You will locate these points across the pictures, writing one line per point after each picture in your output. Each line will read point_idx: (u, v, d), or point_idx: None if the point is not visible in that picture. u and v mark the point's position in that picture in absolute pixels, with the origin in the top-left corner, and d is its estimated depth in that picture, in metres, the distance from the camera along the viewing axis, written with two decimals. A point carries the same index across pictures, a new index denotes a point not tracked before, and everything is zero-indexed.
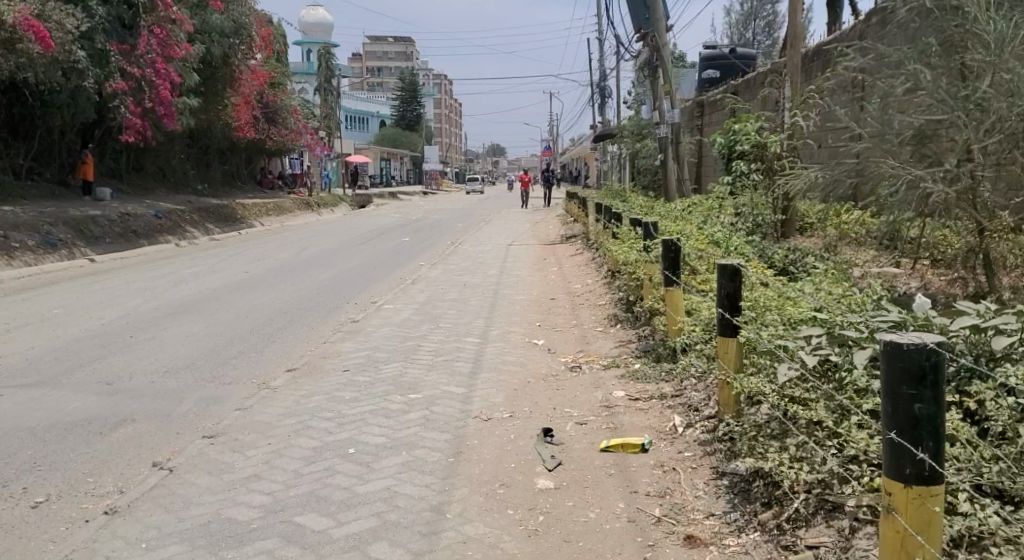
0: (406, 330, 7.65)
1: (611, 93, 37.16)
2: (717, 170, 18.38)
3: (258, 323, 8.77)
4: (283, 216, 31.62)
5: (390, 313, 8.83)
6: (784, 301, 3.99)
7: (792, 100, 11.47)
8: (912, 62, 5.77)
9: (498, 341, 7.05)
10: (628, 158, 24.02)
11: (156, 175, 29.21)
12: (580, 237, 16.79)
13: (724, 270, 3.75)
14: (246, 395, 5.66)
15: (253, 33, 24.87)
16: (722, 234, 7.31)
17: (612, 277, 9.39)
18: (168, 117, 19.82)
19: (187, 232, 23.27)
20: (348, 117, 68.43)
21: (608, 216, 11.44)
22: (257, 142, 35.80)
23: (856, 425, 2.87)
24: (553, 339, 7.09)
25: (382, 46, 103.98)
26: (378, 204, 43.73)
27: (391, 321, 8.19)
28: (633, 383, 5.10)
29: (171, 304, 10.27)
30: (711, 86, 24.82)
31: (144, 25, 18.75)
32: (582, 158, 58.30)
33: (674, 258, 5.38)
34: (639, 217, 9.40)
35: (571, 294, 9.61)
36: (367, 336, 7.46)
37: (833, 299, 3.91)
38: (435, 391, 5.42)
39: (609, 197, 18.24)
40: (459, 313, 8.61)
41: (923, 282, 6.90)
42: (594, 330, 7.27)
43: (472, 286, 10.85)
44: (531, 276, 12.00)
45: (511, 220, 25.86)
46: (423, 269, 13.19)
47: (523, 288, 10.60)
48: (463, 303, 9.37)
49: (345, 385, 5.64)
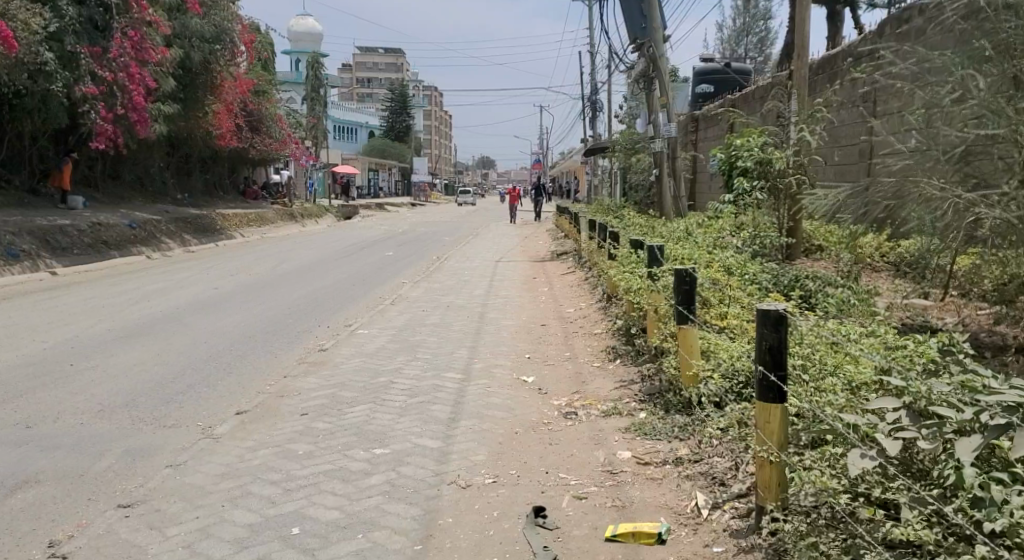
0: (379, 362, 6.84)
1: (602, 107, 36.61)
2: (715, 187, 17.72)
3: (217, 350, 7.93)
4: (265, 227, 30.76)
5: (363, 339, 8.02)
6: (841, 360, 3.26)
7: (799, 114, 10.81)
8: (960, 69, 5.09)
9: (482, 378, 6.25)
10: (620, 173, 23.38)
11: (134, 184, 28.32)
12: (572, 254, 16.03)
13: (766, 317, 2.97)
14: (184, 446, 4.83)
15: (234, 39, 24.13)
16: (734, 260, 6.57)
17: (609, 302, 8.61)
18: (142, 123, 18.82)
19: (162, 244, 22.39)
20: (334, 127, 67.71)
21: (603, 235, 10.69)
22: (240, 151, 34.99)
23: (972, 547, 2.10)
24: (544, 376, 6.29)
25: (371, 57, 103.55)
26: (364, 216, 42.88)
27: (363, 350, 7.37)
28: (640, 441, 4.33)
29: (127, 324, 9.42)
30: (706, 102, 24.30)
31: (117, 27, 17.76)
32: (572, 172, 57.86)
33: (688, 291, 4.59)
34: (638, 237, 8.66)
35: (563, 320, 8.83)
36: (334, 369, 6.64)
37: (903, 357, 3.17)
38: (405, 444, 4.60)
39: (601, 213, 17.55)
40: (440, 341, 7.81)
41: (962, 317, 6.18)
42: (590, 366, 6.49)
43: (455, 308, 10.05)
44: (520, 296, 11.22)
45: (500, 235, 25.08)
46: (404, 288, 12.40)
47: (511, 311, 9.82)
48: (445, 328, 8.57)
49: (300, 436, 4.82)
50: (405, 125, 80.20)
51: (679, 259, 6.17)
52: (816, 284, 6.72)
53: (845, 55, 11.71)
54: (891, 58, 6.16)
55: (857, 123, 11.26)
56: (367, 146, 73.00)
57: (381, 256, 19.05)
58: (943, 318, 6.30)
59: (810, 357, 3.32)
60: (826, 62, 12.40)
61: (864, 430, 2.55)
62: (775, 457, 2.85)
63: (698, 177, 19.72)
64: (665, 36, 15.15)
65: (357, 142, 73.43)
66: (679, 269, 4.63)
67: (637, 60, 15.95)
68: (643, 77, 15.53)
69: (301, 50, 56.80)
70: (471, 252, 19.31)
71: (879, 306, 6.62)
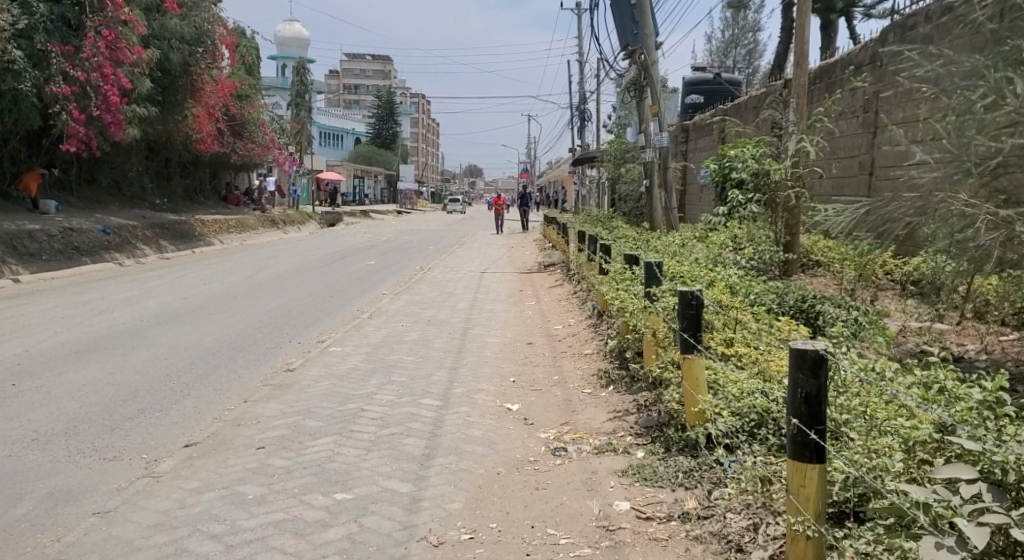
0: (350, 386, 6.27)
1: (590, 116, 36.25)
2: (707, 199, 17.28)
3: (178, 368, 7.35)
4: (246, 234, 30.08)
5: (335, 358, 7.44)
6: (892, 412, 2.81)
7: (797, 123, 10.37)
8: (997, 73, 4.62)
9: (462, 405, 5.69)
10: (608, 184, 22.94)
11: (111, 188, 27.60)
12: (559, 266, 15.53)
13: (800, 358, 2.46)
14: (120, 486, 4.24)
15: (215, 41, 23.55)
16: (737, 279, 6.09)
17: (601, 319, 8.08)
18: (116, 125, 18.05)
19: (138, 250, 21.69)
20: (320, 134, 67.08)
21: (593, 248, 10.18)
22: (222, 156, 34.29)
23: None
24: (530, 403, 5.74)
25: (359, 64, 103.04)
26: (349, 223, 42.23)
27: (334, 372, 6.80)
28: (640, 487, 3.79)
29: (83, 338, 8.80)
30: (695, 112, 23.97)
31: (90, 26, 17.02)
32: (559, 181, 57.49)
33: (694, 316, 4.11)
34: (632, 250, 8.14)
35: (550, 339, 8.28)
36: (300, 394, 6.06)
37: (970, 412, 2.69)
38: (371, 488, 4.04)
39: (590, 224, 17.06)
40: (418, 362, 7.25)
41: (986, 346, 5.71)
42: (579, 392, 5.94)
43: (437, 324, 9.49)
44: (505, 310, 10.68)
45: (486, 245, 24.53)
46: (384, 300, 11.83)
47: (496, 327, 9.27)
48: (424, 347, 8.00)
49: (252, 476, 4.26)
50: (392, 132, 79.59)
51: (679, 278, 5.64)
52: (826, 304, 6.28)
53: (845, 64, 11.30)
54: (917, 62, 5.68)
55: (858, 134, 10.84)
56: (353, 153, 72.36)
57: (362, 266, 18.46)
58: (964, 346, 5.83)
59: (857, 411, 2.85)
60: (824, 71, 12.01)
61: (941, 513, 2.11)
62: (815, 532, 2.40)
63: (688, 189, 19.30)
64: (657, 43, 14.71)
65: (342, 148, 72.76)
66: (690, 288, 4.10)
67: (628, 68, 15.52)
68: (635, 86, 15.06)
69: (287, 55, 56.10)
70: (455, 262, 18.79)
71: (891, 329, 6.18)
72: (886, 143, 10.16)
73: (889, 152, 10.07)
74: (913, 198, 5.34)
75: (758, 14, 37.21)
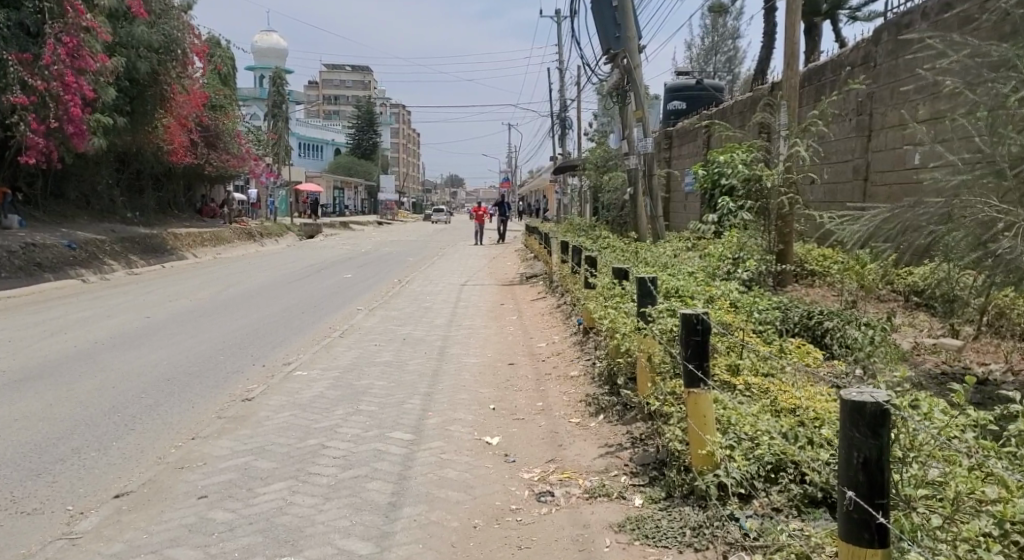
0: (312, 417, 5.64)
1: (571, 124, 35.83)
2: (693, 208, 16.82)
3: (127, 397, 6.68)
4: (221, 247, 29.29)
5: (300, 384, 6.81)
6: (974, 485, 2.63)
7: (789, 127, 9.92)
8: None
9: (436, 439, 5.10)
10: (591, 192, 22.45)
11: (80, 202, 26.74)
12: (541, 277, 14.97)
13: (864, 417, 2.26)
14: (31, 551, 3.63)
15: (185, 49, 22.88)
16: (737, 295, 5.57)
17: (587, 337, 7.52)
18: (79, 136, 17.16)
19: (105, 266, 20.88)
20: (298, 144, 66.26)
21: (577, 259, 9.63)
22: (196, 168, 33.47)
23: None
24: (512, 435, 5.16)
25: (338, 75, 102.27)
26: (328, 235, 41.44)
27: (296, 401, 6.17)
28: (641, 548, 3.26)
29: (29, 363, 8.13)
30: (677, 119, 23.60)
31: (50, 33, 16.20)
32: (541, 191, 57.06)
33: (699, 343, 3.54)
34: (619, 263, 7.59)
35: (533, 359, 7.71)
36: (256, 428, 5.43)
37: None
38: (324, 551, 3.47)
39: (572, 234, 16.48)
40: (390, 387, 6.63)
41: (1011, 365, 5.22)
42: (566, 422, 5.35)
43: (412, 343, 8.87)
44: (485, 327, 10.10)
45: (467, 256, 23.93)
46: (358, 317, 11.22)
47: (474, 345, 8.67)
48: (397, 369, 7.38)
49: (187, 536, 3.66)
50: (372, 142, 78.83)
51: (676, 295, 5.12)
52: (832, 318, 5.81)
53: (837, 65, 10.89)
54: (938, 53, 5.21)
55: (851, 137, 10.42)
56: (332, 163, 71.57)
57: (337, 279, 17.82)
58: (986, 366, 5.32)
59: (939, 487, 2.64)
60: (813, 73, 11.61)
61: None
62: None
63: (673, 196, 18.86)
64: (640, 46, 14.24)
65: (321, 159, 71.93)
66: (698, 311, 3.56)
67: (609, 73, 15.05)
68: (617, 90, 14.53)
69: (264, 65, 55.24)
70: (434, 274, 18.19)
71: (904, 346, 5.68)
72: (880, 147, 9.75)
73: (885, 156, 9.65)
74: (938, 205, 4.95)
75: (737, 21, 37.26)
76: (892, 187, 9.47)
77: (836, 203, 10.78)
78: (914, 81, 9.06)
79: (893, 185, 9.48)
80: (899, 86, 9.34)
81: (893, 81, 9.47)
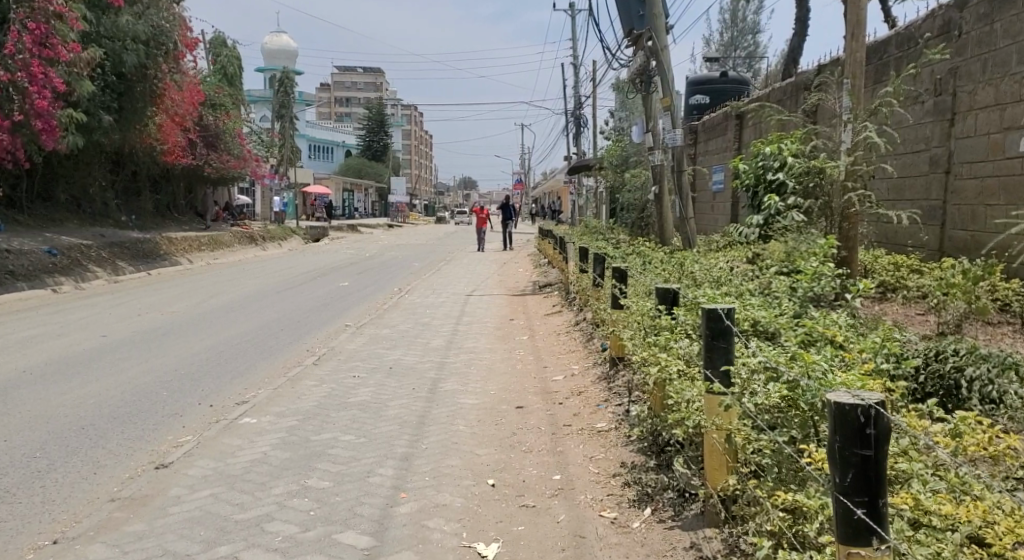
0: (236, 503, 4.03)
1: (585, 122, 34.20)
2: (727, 208, 15.15)
3: (11, 459, 5.05)
4: (219, 251, 27.78)
5: (241, 440, 5.19)
6: None
7: (854, 110, 8.21)
8: None
9: (406, 547, 3.46)
10: (608, 194, 20.76)
11: (70, 205, 25.32)
12: (557, 287, 13.35)
13: None
14: None
15: (175, 42, 21.41)
16: (840, 328, 3.94)
17: (620, 372, 5.84)
18: (48, 132, 15.48)
19: (88, 273, 19.40)
20: (307, 147, 65.13)
21: (599, 271, 7.99)
22: (195, 170, 31.96)
23: None
24: (520, 541, 3.52)
25: (350, 77, 101.29)
26: (335, 238, 39.97)
27: (225, 471, 4.54)
28: None
29: None
30: (700, 114, 21.86)
31: (15, 18, 14.82)
32: (556, 192, 55.54)
33: (874, 473, 2.01)
34: (658, 279, 5.93)
35: (547, 399, 6.07)
36: (152, 523, 3.81)
37: None
38: None
39: (588, 237, 14.82)
40: (356, 447, 4.98)
41: None
42: (597, 517, 3.69)
43: (399, 375, 7.24)
44: (491, 350, 8.48)
45: (477, 261, 22.36)
46: (342, 336, 9.62)
47: (475, 378, 7.01)
48: (372, 417, 5.73)
49: None
50: (383, 144, 77.31)
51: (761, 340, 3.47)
52: (963, 354, 4.16)
53: (906, 38, 9.21)
54: None
55: (926, 123, 8.75)
56: (342, 166, 70.19)
57: (332, 287, 16.23)
58: None
59: None
60: (876, 49, 9.93)
61: None
62: None
63: (701, 197, 17.28)
64: (666, 26, 12.63)
65: (331, 161, 70.76)
66: (869, 398, 2.02)
67: (631, 60, 13.45)
68: (640, 77, 12.84)
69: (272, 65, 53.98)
70: (439, 282, 16.54)
71: None
72: (966, 132, 8.06)
73: (973, 142, 7.95)
74: None
75: (756, 15, 35.74)
76: (985, 179, 7.76)
77: (903, 200, 9.13)
78: (1014, 48, 7.36)
79: (985, 177, 7.76)
80: (992, 56, 7.65)
81: (985, 49, 7.77)
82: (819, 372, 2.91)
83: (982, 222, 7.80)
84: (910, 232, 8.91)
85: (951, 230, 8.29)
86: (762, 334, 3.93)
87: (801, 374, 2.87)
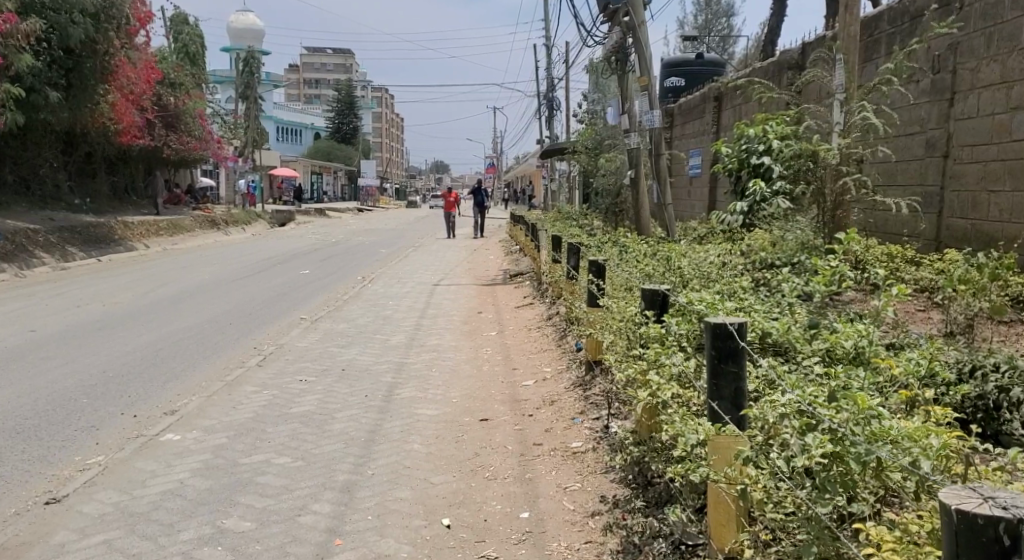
0: (131, 554, 3.30)
1: (558, 105, 33.42)
2: (705, 194, 14.50)
3: None
4: (179, 236, 26.65)
5: (155, 465, 4.43)
6: None
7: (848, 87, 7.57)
8: None
9: None
10: (581, 178, 20.06)
11: (18, 186, 24.03)
12: (529, 277, 12.65)
13: None
14: None
15: (127, 15, 20.19)
16: (865, 342, 3.31)
17: (599, 380, 5.16)
18: None
19: (33, 259, 18.29)
20: (273, 129, 63.57)
21: (573, 263, 7.30)
22: (154, 152, 30.68)
23: None
24: None
25: (319, 58, 99.34)
26: (302, 223, 38.86)
27: (127, 507, 3.79)
28: None
29: None
30: (676, 96, 21.18)
31: None
32: (529, 175, 54.77)
33: None
34: (641, 277, 5.26)
35: (516, 409, 5.37)
36: None
37: None
38: None
39: (561, 224, 14.11)
40: (291, 474, 4.25)
41: None
42: None
43: (351, 379, 6.50)
44: (455, 349, 7.75)
45: (446, 247, 21.56)
46: (294, 331, 8.84)
47: (436, 383, 6.29)
48: (315, 432, 5.00)
49: None
50: (352, 126, 75.88)
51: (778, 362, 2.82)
52: (1005, 371, 3.56)
53: (900, 12, 8.60)
54: None
55: (922, 104, 8.17)
56: (310, 149, 68.72)
57: (292, 275, 15.38)
58: None
59: None
60: (867, 25, 9.31)
61: None
62: None
63: (677, 182, 16.65)
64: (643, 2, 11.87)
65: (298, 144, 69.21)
66: (1018, 510, 1.59)
67: (606, 37, 12.69)
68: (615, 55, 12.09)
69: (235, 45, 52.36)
70: (405, 270, 15.72)
71: None
72: (967, 113, 7.47)
73: (974, 124, 7.37)
74: None
75: None
76: (988, 163, 7.17)
77: (896, 185, 8.57)
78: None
79: (987, 161, 7.18)
80: (999, 29, 7.04)
81: (991, 22, 7.16)
82: (868, 415, 2.28)
83: (985, 209, 7.23)
84: (906, 220, 8.33)
85: (949, 218, 7.72)
86: (778, 354, 3.44)
87: (838, 419, 2.24)
